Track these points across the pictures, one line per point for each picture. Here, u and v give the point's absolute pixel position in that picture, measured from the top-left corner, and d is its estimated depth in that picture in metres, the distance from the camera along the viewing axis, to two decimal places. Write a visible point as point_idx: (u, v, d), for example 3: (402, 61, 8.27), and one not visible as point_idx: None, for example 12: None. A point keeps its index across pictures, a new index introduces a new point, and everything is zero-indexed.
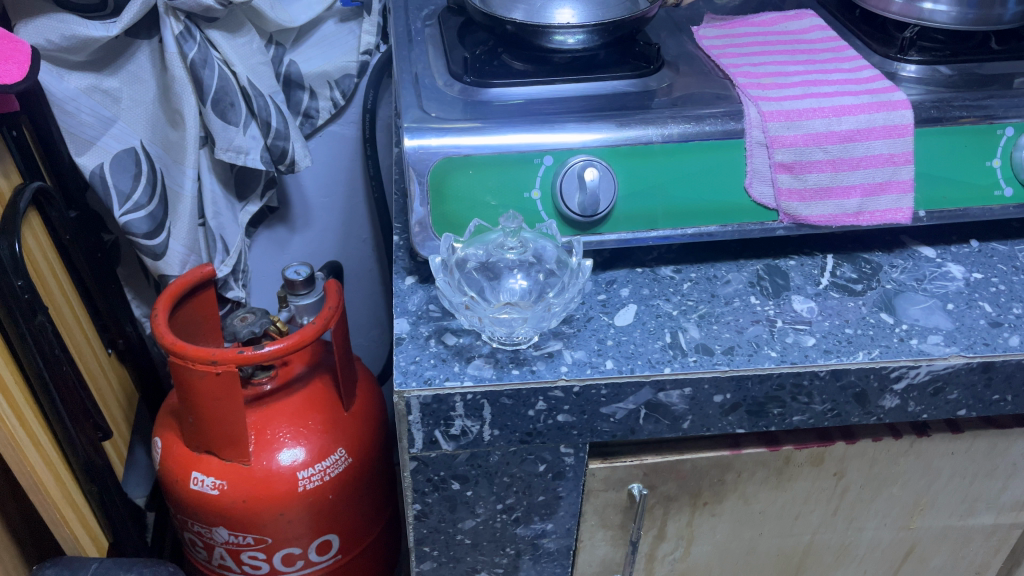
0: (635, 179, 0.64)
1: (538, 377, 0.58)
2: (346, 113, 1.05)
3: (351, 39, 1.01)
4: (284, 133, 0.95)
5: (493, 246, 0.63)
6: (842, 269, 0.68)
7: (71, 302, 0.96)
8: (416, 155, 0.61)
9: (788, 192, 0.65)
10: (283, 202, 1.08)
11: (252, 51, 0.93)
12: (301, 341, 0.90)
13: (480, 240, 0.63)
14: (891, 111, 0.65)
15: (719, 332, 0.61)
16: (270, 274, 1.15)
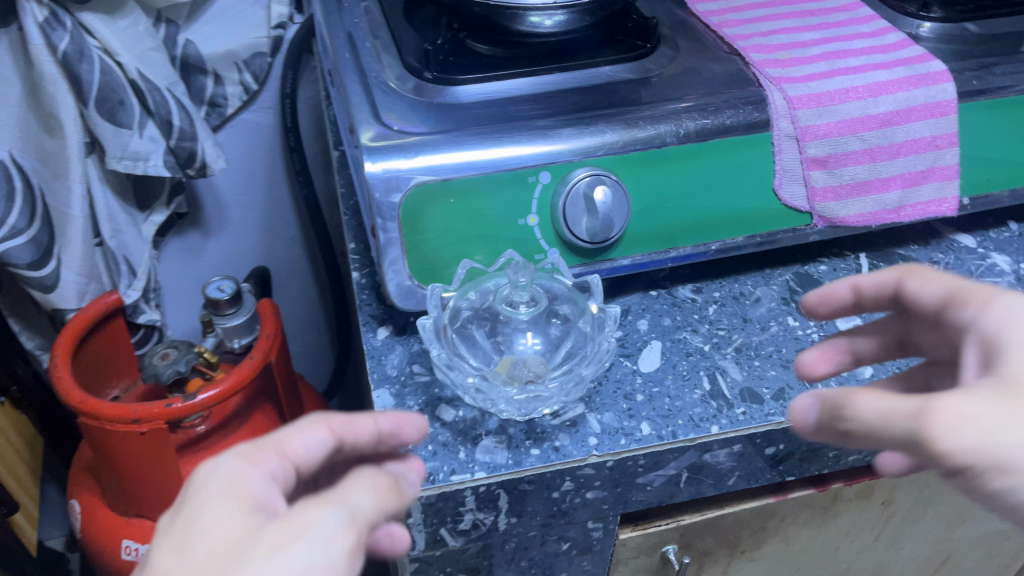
0: (650, 191, 0.52)
1: (566, 457, 0.47)
2: (260, 97, 0.89)
3: (258, 10, 0.84)
4: (190, 132, 0.80)
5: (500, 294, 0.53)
6: (880, 271, 0.59)
7: None
8: (383, 183, 0.49)
9: (823, 191, 0.55)
10: (193, 205, 0.92)
11: (140, 35, 0.76)
12: (242, 381, 0.77)
13: (476, 286, 0.53)
14: (932, 86, 0.56)
15: (763, 370, 0.52)
16: (185, 287, 0.99)
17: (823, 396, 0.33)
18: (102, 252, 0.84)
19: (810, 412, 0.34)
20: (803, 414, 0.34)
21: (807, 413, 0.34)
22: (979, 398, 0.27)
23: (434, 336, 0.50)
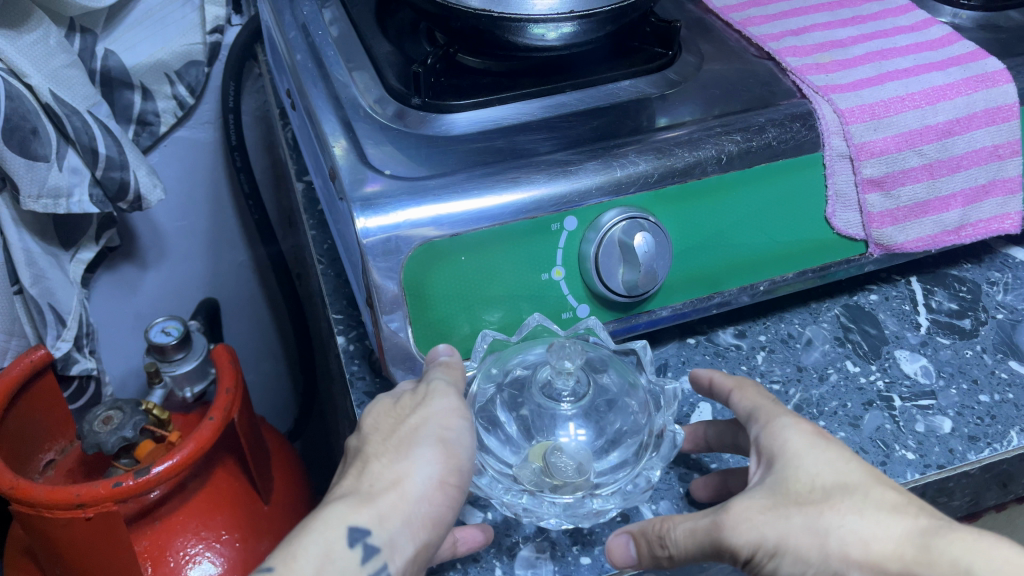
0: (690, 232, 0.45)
1: None
2: (198, 111, 0.78)
3: (189, 12, 0.73)
4: (118, 161, 0.68)
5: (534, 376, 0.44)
6: (936, 298, 0.52)
7: None
8: (380, 244, 0.39)
9: (879, 216, 0.48)
10: (126, 236, 0.81)
11: (51, 50, 0.64)
12: (204, 445, 0.67)
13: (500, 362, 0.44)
14: (992, 88, 0.49)
15: (831, 431, 0.45)
16: (123, 327, 0.87)
17: (639, 530, 0.37)
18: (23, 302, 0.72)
19: (625, 555, 0.37)
20: (620, 551, 0.37)
21: (626, 550, 0.37)
22: (759, 499, 0.34)
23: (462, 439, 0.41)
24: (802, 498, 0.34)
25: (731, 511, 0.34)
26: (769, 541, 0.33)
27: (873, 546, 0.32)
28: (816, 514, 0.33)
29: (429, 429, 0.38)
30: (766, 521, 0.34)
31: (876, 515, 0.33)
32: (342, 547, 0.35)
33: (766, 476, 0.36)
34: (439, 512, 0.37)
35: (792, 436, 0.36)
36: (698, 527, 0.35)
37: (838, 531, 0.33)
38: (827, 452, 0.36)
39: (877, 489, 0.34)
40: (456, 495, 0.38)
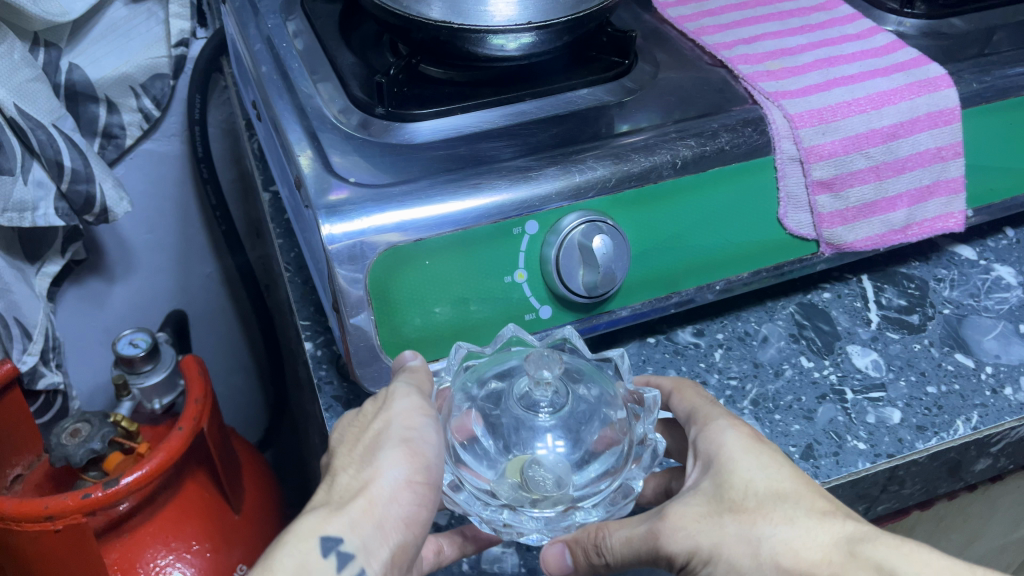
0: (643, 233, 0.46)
1: None
2: (164, 124, 0.78)
3: (154, 25, 0.73)
4: (84, 174, 0.68)
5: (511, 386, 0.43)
6: (886, 295, 0.54)
7: None
8: (345, 251, 0.40)
9: (830, 216, 0.50)
10: (92, 250, 0.81)
11: (15, 65, 0.64)
12: (172, 455, 0.68)
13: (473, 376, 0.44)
14: (934, 93, 0.51)
15: (787, 425, 0.46)
16: (90, 342, 0.87)
17: (574, 536, 0.40)
18: None
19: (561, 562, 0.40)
20: (555, 560, 0.40)
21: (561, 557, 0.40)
22: (693, 506, 0.37)
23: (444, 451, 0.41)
24: (735, 507, 0.36)
25: (665, 520, 0.36)
26: (700, 548, 0.36)
27: (801, 553, 0.34)
28: (746, 523, 0.35)
29: (393, 434, 0.37)
30: (698, 529, 0.36)
31: (806, 522, 0.35)
32: (315, 558, 0.33)
33: (701, 483, 0.38)
34: (411, 510, 0.36)
35: (729, 443, 0.38)
36: (628, 536, 0.37)
37: (766, 538, 0.35)
38: (762, 457, 0.38)
39: (807, 496, 0.36)
40: (427, 493, 0.36)
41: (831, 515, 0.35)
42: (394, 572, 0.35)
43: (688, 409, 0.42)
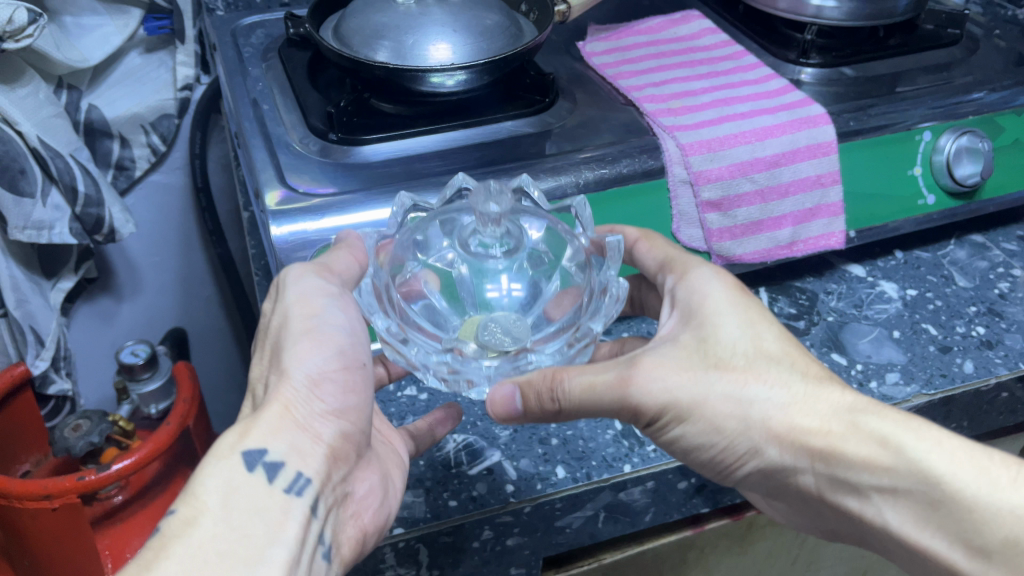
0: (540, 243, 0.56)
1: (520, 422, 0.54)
2: (169, 158, 0.88)
3: (164, 72, 0.85)
4: (96, 199, 0.78)
5: (461, 234, 0.50)
6: (779, 304, 0.62)
7: None
8: (289, 246, 0.49)
9: (719, 232, 0.58)
10: (103, 270, 0.90)
11: (40, 103, 0.75)
12: (160, 447, 0.76)
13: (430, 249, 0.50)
14: (813, 128, 0.59)
15: None
16: (98, 356, 0.96)
17: (527, 388, 0.42)
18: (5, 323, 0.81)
19: (512, 401, 0.42)
20: (505, 402, 0.42)
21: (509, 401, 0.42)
22: (673, 356, 0.42)
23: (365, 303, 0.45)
24: (724, 363, 0.41)
25: (642, 375, 0.41)
26: (686, 406, 0.41)
27: (795, 419, 0.41)
28: (741, 384, 0.41)
29: (294, 321, 0.42)
30: (682, 388, 0.41)
31: (802, 388, 0.41)
32: (243, 473, 0.38)
33: (680, 339, 0.43)
34: (336, 399, 0.42)
35: (708, 301, 0.44)
36: (593, 386, 0.41)
37: (757, 399, 0.41)
38: (752, 309, 0.44)
39: (786, 359, 0.42)
40: (340, 376, 0.42)
41: (822, 385, 0.42)
42: (332, 460, 0.42)
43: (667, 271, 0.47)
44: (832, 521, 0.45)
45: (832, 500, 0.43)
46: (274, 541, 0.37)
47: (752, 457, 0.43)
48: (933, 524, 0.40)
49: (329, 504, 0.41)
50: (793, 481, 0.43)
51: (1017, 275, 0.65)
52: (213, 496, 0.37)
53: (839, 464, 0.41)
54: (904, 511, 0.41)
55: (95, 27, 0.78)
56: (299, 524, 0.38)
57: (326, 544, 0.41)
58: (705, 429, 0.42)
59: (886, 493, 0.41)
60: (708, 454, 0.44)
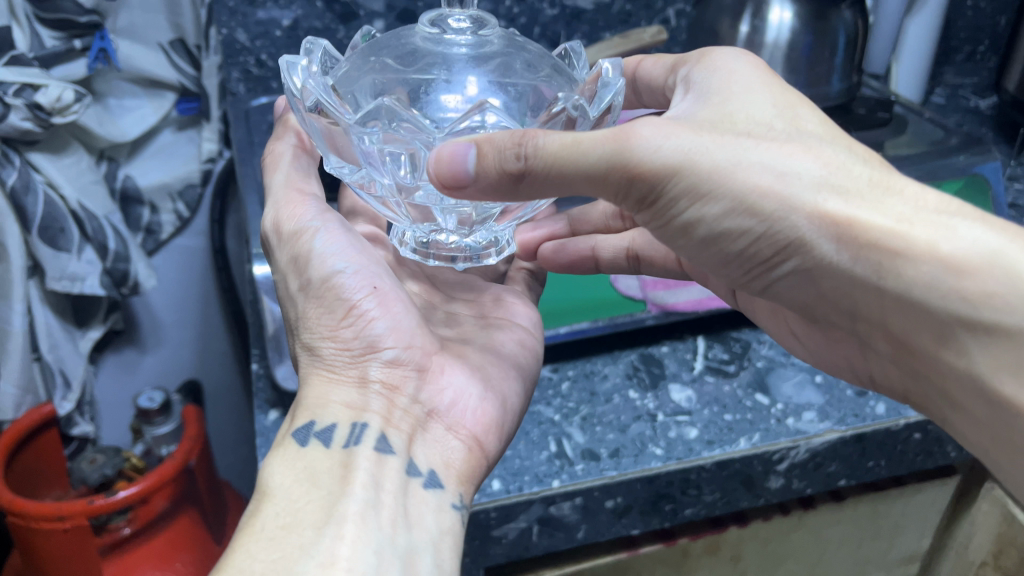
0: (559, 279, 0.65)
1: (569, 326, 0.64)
2: (193, 224, 0.99)
3: (191, 147, 0.96)
4: (124, 255, 0.89)
5: (418, 39, 0.54)
6: (713, 351, 0.68)
7: None
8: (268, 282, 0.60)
9: (653, 282, 0.67)
10: (129, 323, 1.00)
11: (82, 171, 0.86)
12: (163, 478, 0.85)
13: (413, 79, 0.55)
14: None
15: (603, 434, 0.60)
16: (120, 404, 1.05)
17: (489, 146, 0.43)
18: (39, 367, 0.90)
19: (466, 160, 0.43)
20: (449, 159, 0.43)
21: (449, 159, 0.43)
22: (676, 124, 0.42)
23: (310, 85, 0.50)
24: (754, 134, 0.43)
25: (655, 135, 0.42)
26: (711, 168, 0.41)
27: (845, 198, 0.41)
28: (782, 152, 0.41)
29: (296, 286, 0.52)
30: (699, 151, 0.41)
31: (846, 163, 0.42)
32: (299, 446, 0.46)
33: (706, 117, 0.45)
34: (360, 335, 0.51)
35: (742, 88, 0.47)
36: (581, 139, 0.42)
37: (795, 170, 0.41)
38: (790, 99, 0.47)
39: (831, 139, 0.43)
40: (361, 309, 0.51)
41: (892, 180, 0.42)
42: (382, 389, 0.50)
43: (708, 74, 0.50)
44: (914, 378, 0.47)
45: (912, 339, 0.43)
46: (344, 492, 0.44)
47: (800, 251, 0.43)
48: (1020, 369, 0.40)
49: (405, 432, 0.49)
50: (850, 299, 0.44)
51: None
52: (280, 472, 0.45)
53: (908, 262, 0.40)
54: (995, 349, 0.40)
55: (134, 107, 0.91)
56: (369, 466, 0.46)
57: (423, 471, 0.48)
58: (730, 206, 0.42)
59: (973, 328, 0.40)
60: (751, 247, 0.44)
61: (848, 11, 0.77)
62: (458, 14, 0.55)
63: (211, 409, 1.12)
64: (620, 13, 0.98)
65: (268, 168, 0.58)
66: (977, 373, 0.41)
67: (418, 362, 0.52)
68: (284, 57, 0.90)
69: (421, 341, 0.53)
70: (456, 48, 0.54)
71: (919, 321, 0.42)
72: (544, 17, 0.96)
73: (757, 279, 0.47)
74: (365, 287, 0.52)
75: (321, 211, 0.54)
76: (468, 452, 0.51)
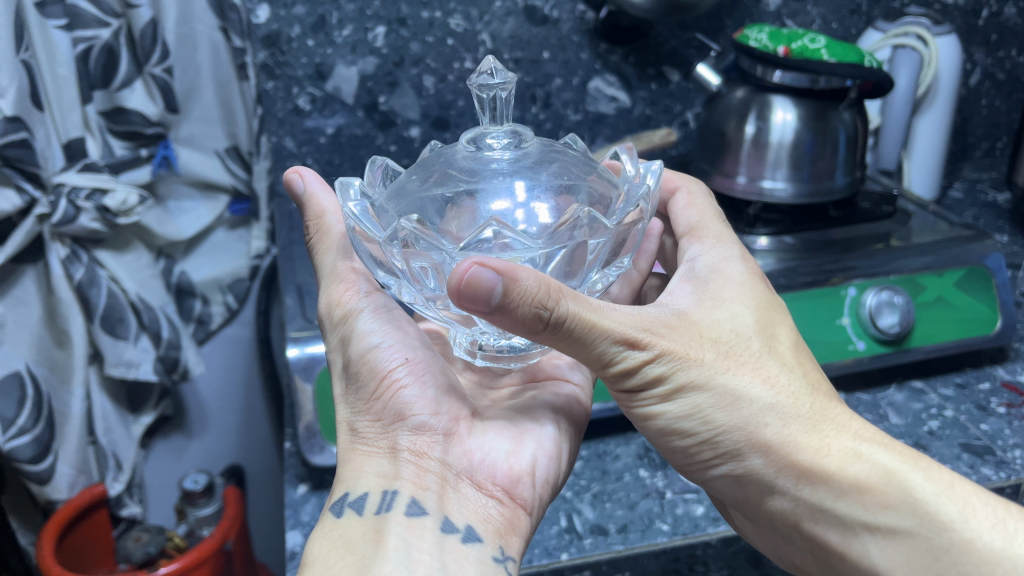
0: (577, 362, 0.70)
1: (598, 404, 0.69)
2: (241, 316, 1.07)
3: (240, 245, 1.04)
4: (175, 343, 0.95)
5: (458, 157, 0.55)
6: None
7: None
8: (300, 363, 0.66)
9: None
10: (178, 410, 1.06)
11: (141, 266, 0.94)
12: (200, 557, 0.89)
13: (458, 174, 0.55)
14: None
15: (612, 510, 0.63)
16: (166, 487, 1.10)
17: (519, 287, 0.42)
18: (94, 450, 0.96)
19: (492, 288, 0.42)
20: (479, 283, 0.42)
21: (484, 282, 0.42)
22: (658, 317, 0.48)
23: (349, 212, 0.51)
24: (729, 350, 0.49)
25: (647, 337, 0.46)
26: (684, 380, 0.47)
27: (786, 412, 0.48)
28: (746, 378, 0.48)
29: (343, 365, 0.57)
30: (681, 361, 0.47)
31: (788, 378, 0.49)
32: (334, 518, 0.49)
33: (693, 318, 0.50)
34: (389, 405, 0.53)
35: (731, 294, 0.53)
36: (595, 322, 0.45)
37: (754, 394, 0.48)
38: (751, 286, 0.54)
39: (790, 363, 0.50)
40: (393, 378, 0.54)
41: (830, 408, 0.50)
42: (413, 451, 0.52)
43: (711, 267, 0.55)
44: (825, 566, 0.54)
45: (820, 534, 0.51)
46: (377, 556, 0.46)
47: (737, 455, 0.50)
48: (912, 567, 0.48)
49: (437, 492, 0.51)
50: (776, 498, 0.51)
51: (948, 414, 0.73)
52: (320, 544, 0.48)
53: (824, 480, 0.48)
54: (892, 551, 0.48)
55: (190, 209, 0.99)
56: (403, 531, 0.48)
57: (460, 527, 0.50)
58: (689, 411, 0.49)
59: (873, 532, 0.49)
60: (695, 445, 0.51)
61: (848, 112, 0.82)
62: (497, 129, 0.56)
63: (251, 496, 1.17)
64: (639, 118, 1.06)
65: (318, 246, 0.62)
66: (873, 568, 0.50)
67: (446, 426, 0.54)
68: (328, 161, 1.00)
69: (450, 405, 0.55)
70: (494, 164, 0.54)
71: (826, 523, 0.50)
72: (568, 122, 1.04)
73: (695, 471, 0.54)
74: (398, 359, 0.55)
75: (367, 292, 0.59)
76: (504, 509, 0.53)
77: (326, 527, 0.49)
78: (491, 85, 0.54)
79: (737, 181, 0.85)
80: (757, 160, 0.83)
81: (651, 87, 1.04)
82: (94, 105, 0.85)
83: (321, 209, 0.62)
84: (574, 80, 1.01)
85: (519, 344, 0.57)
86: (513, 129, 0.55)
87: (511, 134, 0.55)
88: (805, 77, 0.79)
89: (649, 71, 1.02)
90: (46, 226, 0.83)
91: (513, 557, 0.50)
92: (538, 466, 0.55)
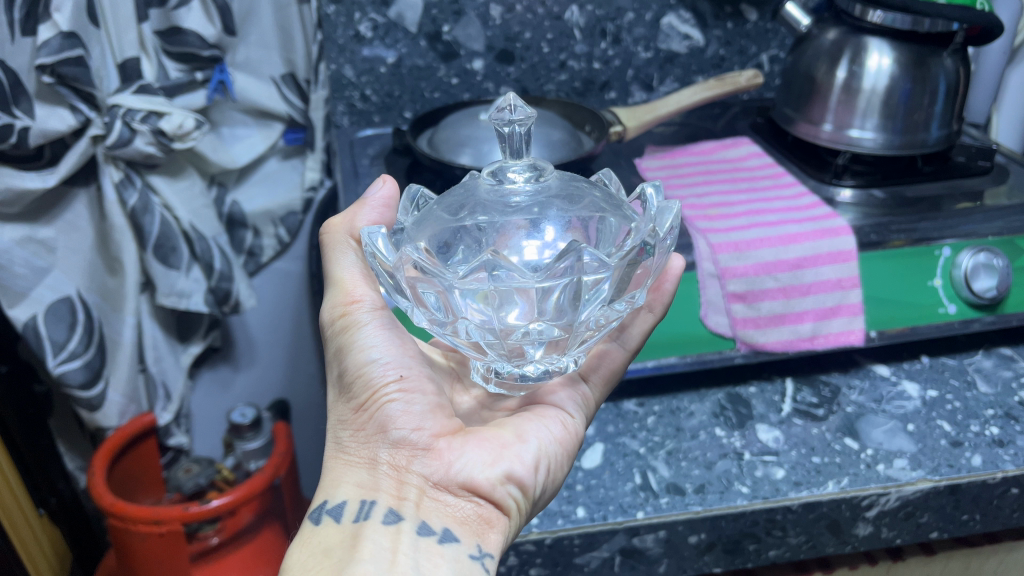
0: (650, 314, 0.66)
1: (670, 363, 0.68)
2: (292, 250, 1.05)
3: (294, 175, 1.01)
4: (227, 275, 0.92)
5: (478, 191, 0.49)
6: (803, 393, 0.70)
7: (10, 481, 0.83)
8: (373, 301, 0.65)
9: (743, 320, 0.67)
10: (226, 341, 1.06)
11: (195, 194, 0.90)
12: (252, 491, 0.89)
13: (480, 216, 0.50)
14: (834, 238, 0.67)
15: (688, 469, 0.61)
16: (212, 419, 1.10)
17: None
18: (144, 378, 0.95)
19: None
20: None
21: None
22: None
23: (366, 237, 0.47)
24: None
25: None
26: None
27: None
28: None
29: (337, 378, 0.50)
30: None
31: None
32: (310, 526, 0.45)
33: None
34: (373, 417, 0.47)
35: None
36: None
37: None
38: None
39: None
40: (383, 397, 0.47)
41: None
42: (395, 461, 0.47)
43: None
44: None
45: None
46: (352, 560, 0.43)
47: None
48: None
49: (414, 500, 0.46)
50: None
51: None
52: (297, 552, 0.44)
53: None
54: None
55: (244, 136, 0.96)
56: (382, 538, 0.43)
57: (436, 529, 0.45)
58: None
59: None
60: None
61: (950, 59, 0.76)
62: (516, 160, 0.49)
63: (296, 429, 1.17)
64: (712, 58, 1.00)
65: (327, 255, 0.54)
66: None
67: (428, 440, 0.47)
68: (387, 93, 0.96)
69: (436, 420, 0.48)
70: (515, 199, 0.48)
71: None
72: (638, 61, 0.99)
73: None
74: (392, 375, 0.48)
75: (374, 307, 0.51)
76: (482, 509, 0.46)
77: (304, 535, 0.45)
78: (510, 127, 0.47)
79: (824, 129, 0.81)
80: (847, 107, 0.78)
81: (727, 26, 0.98)
82: (149, 23, 0.81)
83: (350, 220, 0.55)
84: (647, 15, 0.96)
85: (531, 374, 0.51)
86: (535, 164, 0.49)
87: (532, 168, 0.49)
88: (908, 19, 0.73)
89: (726, 9, 0.97)
90: (100, 148, 0.80)
91: (490, 557, 0.45)
92: (516, 475, 0.48)
